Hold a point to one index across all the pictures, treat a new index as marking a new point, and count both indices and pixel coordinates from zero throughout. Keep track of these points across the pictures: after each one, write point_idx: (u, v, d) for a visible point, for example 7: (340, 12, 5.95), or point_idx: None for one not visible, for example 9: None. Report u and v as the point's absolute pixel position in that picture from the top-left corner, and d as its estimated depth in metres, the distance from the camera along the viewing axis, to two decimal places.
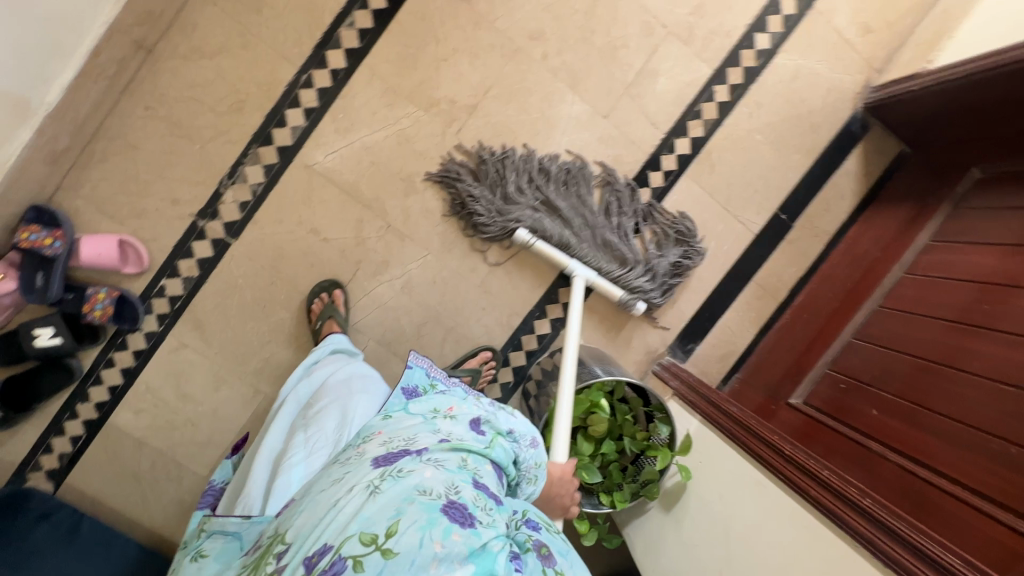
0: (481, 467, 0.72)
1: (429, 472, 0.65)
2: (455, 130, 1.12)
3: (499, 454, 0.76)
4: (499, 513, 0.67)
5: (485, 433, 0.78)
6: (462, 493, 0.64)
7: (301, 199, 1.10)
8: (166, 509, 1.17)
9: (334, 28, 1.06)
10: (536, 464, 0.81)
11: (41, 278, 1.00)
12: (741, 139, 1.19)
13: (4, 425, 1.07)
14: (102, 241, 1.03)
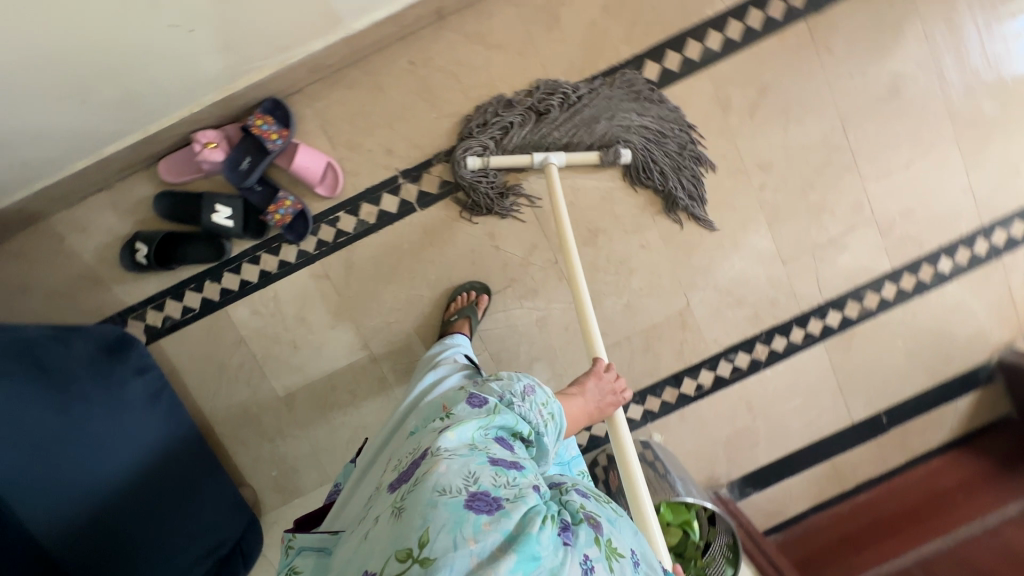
0: (494, 443, 0.74)
1: (444, 469, 0.66)
2: (654, 211, 1.17)
3: (509, 420, 0.78)
4: (523, 480, 0.69)
5: (483, 402, 0.80)
6: (482, 478, 0.65)
7: (495, 203, 1.14)
8: (228, 408, 1.18)
9: (602, 76, 1.11)
10: (550, 415, 0.83)
11: (248, 164, 1.03)
12: (884, 336, 1.25)
13: (138, 268, 1.09)
14: (313, 156, 1.06)
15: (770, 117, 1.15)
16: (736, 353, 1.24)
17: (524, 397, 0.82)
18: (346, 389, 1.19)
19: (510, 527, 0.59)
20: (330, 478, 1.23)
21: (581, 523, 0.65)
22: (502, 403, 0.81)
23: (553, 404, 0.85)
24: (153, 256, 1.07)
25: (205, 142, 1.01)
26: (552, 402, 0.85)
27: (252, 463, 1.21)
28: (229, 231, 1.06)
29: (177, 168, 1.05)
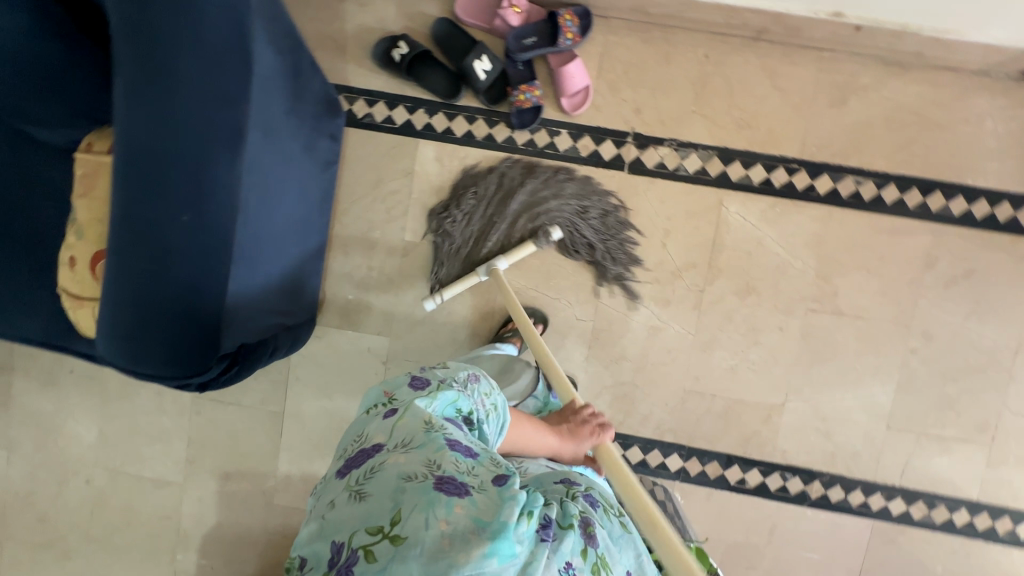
0: (449, 426, 0.65)
1: (401, 458, 0.59)
2: (810, 308, 1.18)
3: (451, 405, 0.68)
4: (485, 460, 0.61)
5: (424, 385, 0.70)
6: (444, 464, 0.58)
7: (690, 210, 1.17)
8: (357, 220, 1.21)
9: (848, 171, 1.14)
10: (491, 405, 0.72)
11: (529, 43, 1.10)
12: (929, 554, 1.21)
13: (382, 62, 1.14)
14: (579, 74, 1.12)
15: (961, 298, 1.16)
16: (793, 476, 1.22)
17: (465, 383, 0.72)
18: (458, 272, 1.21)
19: (482, 514, 0.53)
20: (389, 334, 1.23)
21: (571, 530, 0.60)
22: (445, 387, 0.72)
23: (497, 394, 0.74)
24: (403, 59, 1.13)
25: (511, 5, 1.09)
26: (496, 392, 0.74)
27: (339, 277, 1.22)
28: (476, 82, 1.11)
29: (470, 10, 1.13)
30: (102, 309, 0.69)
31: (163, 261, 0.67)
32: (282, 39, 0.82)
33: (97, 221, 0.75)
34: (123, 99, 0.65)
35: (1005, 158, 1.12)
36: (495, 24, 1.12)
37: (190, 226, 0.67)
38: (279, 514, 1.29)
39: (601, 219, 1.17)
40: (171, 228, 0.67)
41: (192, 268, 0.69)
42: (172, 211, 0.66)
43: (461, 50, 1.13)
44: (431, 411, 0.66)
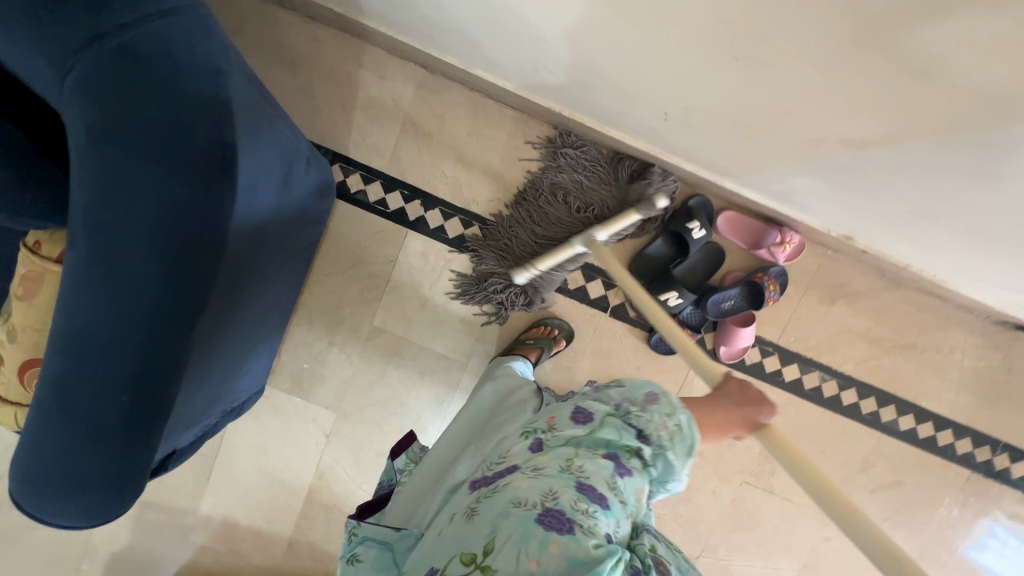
0: (598, 461, 0.61)
1: (524, 484, 0.59)
2: (747, 479, 1.22)
3: (617, 439, 0.64)
4: (605, 516, 0.56)
5: (589, 419, 0.67)
6: (564, 499, 0.56)
7: (660, 366, 1.16)
8: (328, 293, 1.16)
9: (817, 366, 1.16)
10: (675, 428, 0.63)
11: (722, 300, 1.08)
12: None
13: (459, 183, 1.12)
14: (746, 335, 1.11)
15: (885, 505, 1.21)
16: None
17: (644, 407, 0.66)
18: (419, 368, 1.19)
19: (578, 551, 0.51)
20: (338, 410, 1.21)
21: (650, 572, 0.53)
22: (617, 412, 0.67)
23: (682, 412, 0.64)
24: (684, 231, 1.04)
25: (784, 241, 1.06)
26: (684, 415, 0.63)
27: (297, 344, 1.18)
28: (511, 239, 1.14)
29: (734, 224, 1.08)
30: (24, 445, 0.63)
31: (97, 432, 0.60)
32: (278, 153, 0.76)
33: (34, 329, 0.69)
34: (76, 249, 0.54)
35: (962, 389, 1.16)
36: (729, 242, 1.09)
37: (130, 405, 0.60)
38: (191, 550, 1.29)
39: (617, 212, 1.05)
40: (116, 407, 0.60)
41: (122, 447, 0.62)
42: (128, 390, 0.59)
43: (662, 257, 1.10)
44: (580, 448, 0.63)
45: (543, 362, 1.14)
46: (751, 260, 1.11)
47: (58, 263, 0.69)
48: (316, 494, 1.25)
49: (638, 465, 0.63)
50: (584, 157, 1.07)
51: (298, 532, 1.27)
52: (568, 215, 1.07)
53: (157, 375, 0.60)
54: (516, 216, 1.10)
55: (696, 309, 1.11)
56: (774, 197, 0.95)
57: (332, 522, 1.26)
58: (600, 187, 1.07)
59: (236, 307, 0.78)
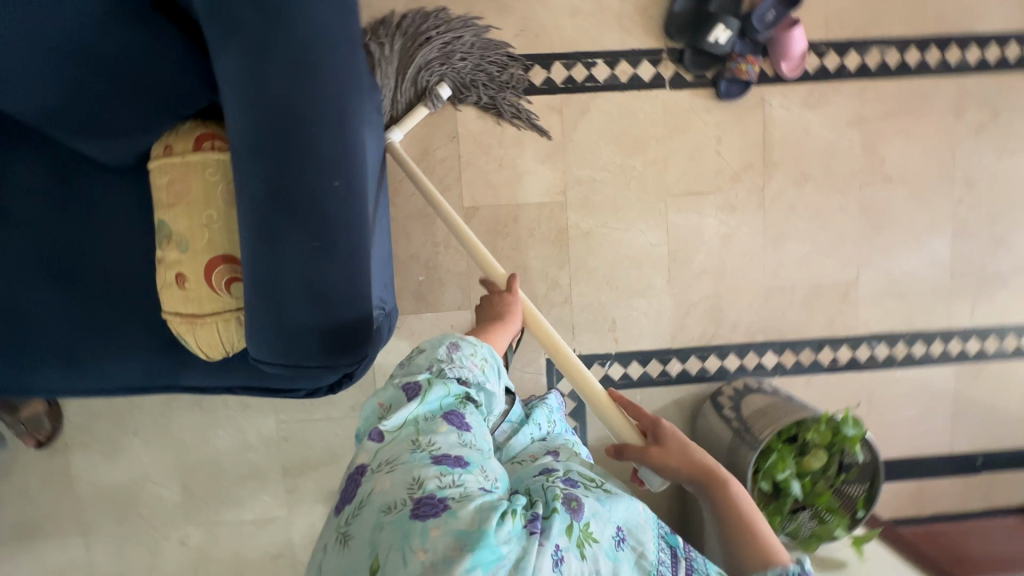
0: (440, 427, 0.65)
1: (385, 483, 0.60)
2: (864, 180, 1.22)
3: (447, 396, 0.68)
4: (471, 471, 0.62)
5: (417, 392, 0.68)
6: (428, 480, 0.59)
7: (735, 113, 1.18)
8: (412, 196, 1.15)
9: (873, 44, 1.18)
10: (483, 360, 0.73)
11: (764, 16, 1.10)
12: (1008, 383, 1.31)
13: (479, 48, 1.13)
14: (800, 38, 1.13)
15: (991, 140, 1.23)
16: (879, 343, 1.28)
17: (452, 357, 0.71)
18: (525, 227, 1.18)
19: (461, 523, 0.55)
20: (470, 306, 1.19)
21: (555, 512, 0.60)
22: (433, 375, 0.69)
23: (482, 346, 0.74)
24: None
25: None
26: (483, 346, 0.74)
27: (403, 260, 1.17)
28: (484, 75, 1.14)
29: None
30: (264, 323, 0.62)
31: (354, 262, 0.62)
32: None
33: (202, 226, 0.68)
34: (238, 53, 0.55)
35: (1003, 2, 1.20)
36: None
37: (341, 193, 0.60)
38: None
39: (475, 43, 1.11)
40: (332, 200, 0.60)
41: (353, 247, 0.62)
42: (339, 177, 0.60)
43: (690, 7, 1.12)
44: (418, 424, 0.66)
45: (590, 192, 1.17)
46: None
47: (195, 151, 0.68)
48: None
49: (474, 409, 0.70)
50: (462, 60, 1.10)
51: None
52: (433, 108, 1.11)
53: (351, 154, 0.61)
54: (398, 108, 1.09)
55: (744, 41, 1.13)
56: None
57: None
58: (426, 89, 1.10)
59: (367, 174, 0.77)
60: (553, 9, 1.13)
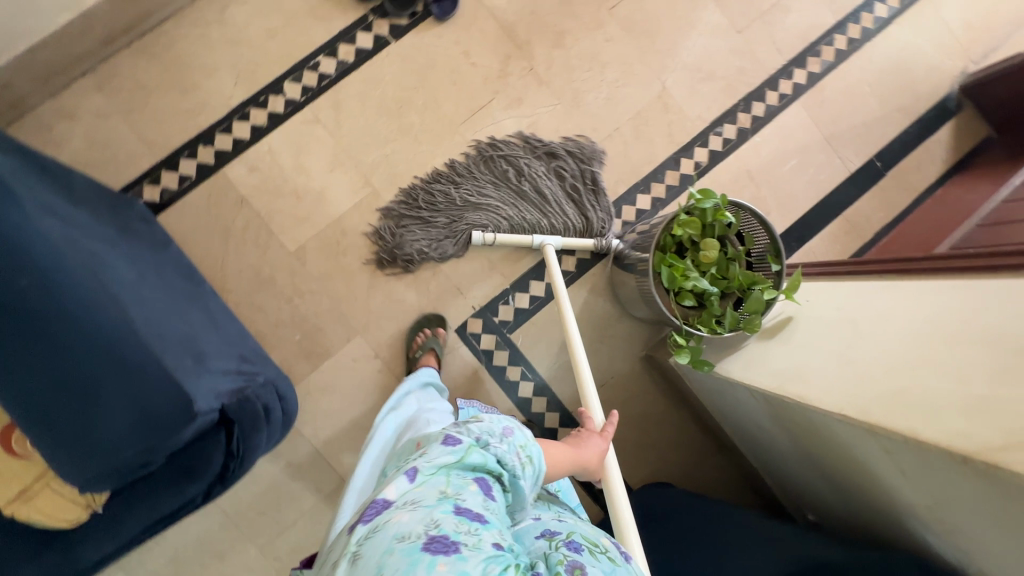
0: (470, 485, 0.57)
1: (404, 516, 0.52)
2: (609, 6, 1.25)
3: (485, 465, 0.59)
4: (491, 533, 0.53)
5: (458, 444, 0.60)
6: (446, 523, 0.51)
7: (463, 23, 1.20)
8: (240, 273, 1.13)
9: None
10: (528, 458, 0.62)
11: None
12: (852, 87, 1.33)
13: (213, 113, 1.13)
14: None
15: None
16: (722, 126, 1.28)
17: (503, 438, 0.62)
18: (356, 234, 1.17)
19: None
20: (357, 332, 1.16)
21: None
22: (479, 444, 0.61)
23: (534, 446, 0.64)
24: None
25: None
26: (534, 446, 0.63)
27: (271, 332, 1.14)
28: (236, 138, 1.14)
29: None
30: (63, 437, 0.60)
31: (102, 339, 0.62)
32: (22, 152, 0.80)
33: None
34: None
35: None
36: None
37: (37, 288, 0.59)
38: None
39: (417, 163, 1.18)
40: (42, 300, 0.59)
41: (88, 324, 0.61)
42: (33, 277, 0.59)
43: None
44: (450, 475, 0.57)
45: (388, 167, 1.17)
46: None
47: None
48: None
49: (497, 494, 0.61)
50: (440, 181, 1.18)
51: None
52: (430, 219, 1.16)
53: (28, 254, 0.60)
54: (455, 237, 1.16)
55: None
56: None
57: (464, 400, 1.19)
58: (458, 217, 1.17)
59: (114, 265, 0.78)
60: (252, 42, 1.14)
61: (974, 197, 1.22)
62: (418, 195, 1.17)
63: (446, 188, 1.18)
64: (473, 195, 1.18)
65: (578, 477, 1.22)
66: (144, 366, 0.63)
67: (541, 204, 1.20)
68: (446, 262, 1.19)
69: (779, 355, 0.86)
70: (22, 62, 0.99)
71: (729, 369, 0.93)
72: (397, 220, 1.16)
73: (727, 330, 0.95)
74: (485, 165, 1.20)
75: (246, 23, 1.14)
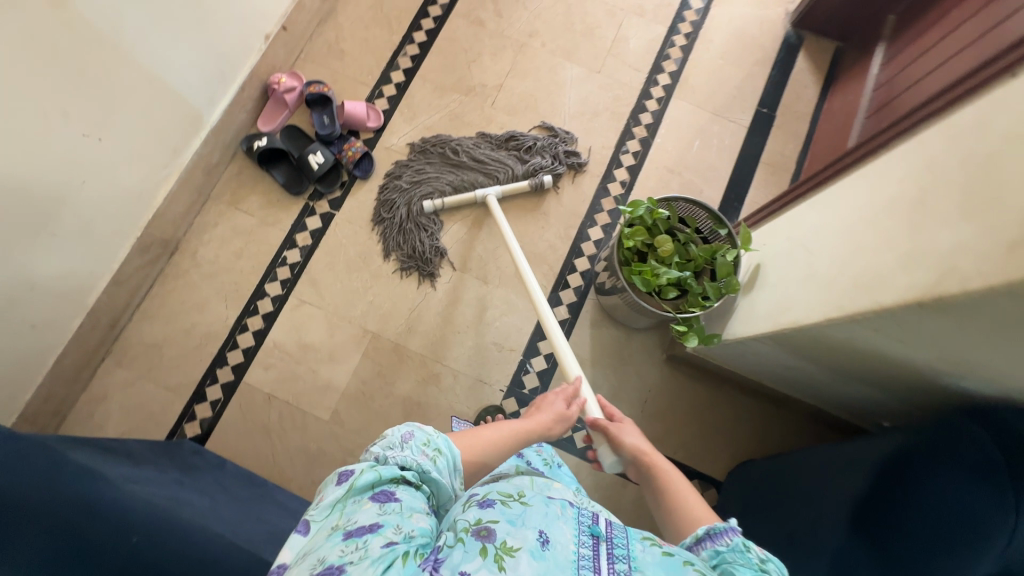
0: (363, 505, 0.59)
1: (294, 571, 0.54)
2: (490, 103, 1.47)
3: (378, 477, 0.62)
4: (385, 534, 0.56)
5: (347, 477, 0.61)
6: (331, 556, 0.54)
7: (384, 171, 1.40)
8: (293, 459, 1.21)
9: (395, 58, 1.48)
10: (437, 452, 0.68)
11: (322, 121, 1.38)
12: (709, 66, 1.54)
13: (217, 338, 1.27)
14: (356, 105, 1.40)
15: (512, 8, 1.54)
16: (626, 144, 1.46)
17: (404, 444, 0.66)
18: (375, 377, 1.27)
19: None
20: None
21: (462, 543, 0.57)
22: (377, 461, 0.64)
23: (439, 436, 0.70)
24: (263, 150, 1.32)
25: (278, 82, 1.37)
26: (439, 436, 0.69)
27: None
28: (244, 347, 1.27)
29: (270, 119, 1.39)
30: None
31: None
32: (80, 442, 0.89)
33: None
34: None
35: None
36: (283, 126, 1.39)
37: (146, 541, 0.64)
38: None
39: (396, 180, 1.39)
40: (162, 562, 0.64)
41: (204, 564, 0.69)
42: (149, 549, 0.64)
43: (289, 169, 1.36)
44: (342, 509, 0.59)
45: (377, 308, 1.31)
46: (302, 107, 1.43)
47: None
48: None
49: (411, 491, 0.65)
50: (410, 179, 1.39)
51: None
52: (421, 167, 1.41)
53: (133, 532, 0.65)
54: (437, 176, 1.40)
55: (336, 144, 1.38)
56: (220, 82, 1.26)
57: None
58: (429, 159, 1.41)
59: (188, 502, 0.84)
60: (227, 267, 1.32)
61: (853, 97, 1.38)
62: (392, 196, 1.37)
63: (412, 167, 1.40)
64: (437, 178, 1.39)
65: None
66: (255, 573, 0.74)
67: (481, 166, 1.40)
68: (460, 363, 1.29)
69: (765, 298, 0.94)
70: (54, 372, 1.14)
71: (734, 331, 1.00)
72: (379, 204, 1.37)
73: (715, 300, 1.04)
74: (437, 151, 1.41)
75: (216, 255, 1.32)
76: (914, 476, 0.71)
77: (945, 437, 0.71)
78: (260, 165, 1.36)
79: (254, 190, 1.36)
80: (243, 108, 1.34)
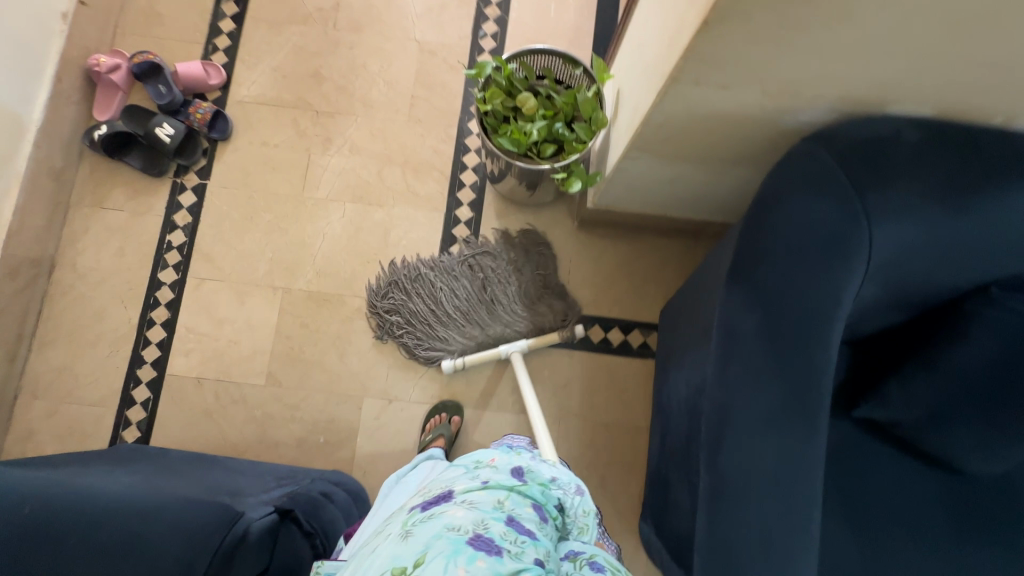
0: (528, 507, 0.66)
1: (462, 513, 0.62)
2: (332, 26, 1.38)
3: (544, 491, 0.70)
4: (535, 545, 0.62)
5: (523, 477, 0.70)
6: (494, 527, 0.61)
7: (244, 126, 1.32)
8: (242, 431, 1.20)
9: (218, 6, 1.37)
10: (580, 523, 0.73)
11: (159, 91, 1.29)
12: None
13: (126, 340, 1.22)
14: (190, 64, 1.30)
15: None
16: (482, 28, 1.39)
17: (572, 490, 0.72)
18: (298, 329, 1.24)
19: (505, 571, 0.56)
20: (361, 396, 1.22)
21: None
22: (547, 483, 0.70)
23: (587, 508, 0.73)
24: (106, 138, 1.24)
25: (97, 62, 1.27)
26: (592, 510, 0.74)
27: (300, 452, 1.19)
28: (158, 340, 1.23)
29: (105, 106, 1.29)
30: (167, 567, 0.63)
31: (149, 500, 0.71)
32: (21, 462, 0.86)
33: None
34: None
35: None
36: (120, 109, 1.30)
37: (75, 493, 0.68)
38: None
39: (418, 299, 1.23)
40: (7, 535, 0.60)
41: (78, 524, 0.63)
42: (2, 519, 0.61)
43: (142, 151, 1.28)
44: (507, 497, 0.66)
45: (280, 264, 1.27)
46: (135, 85, 1.33)
47: None
48: (457, 394, 1.22)
49: (554, 522, 0.71)
50: (419, 282, 1.25)
51: (507, 402, 1.22)
52: (422, 284, 1.25)
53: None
54: (426, 324, 1.22)
55: (182, 111, 1.30)
56: (28, 76, 1.16)
57: (481, 371, 1.23)
58: (427, 290, 1.24)
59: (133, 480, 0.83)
60: (113, 269, 1.25)
61: None
62: (390, 293, 1.24)
63: (418, 268, 1.26)
64: (442, 297, 1.23)
65: (615, 350, 1.26)
66: (155, 519, 0.67)
67: (490, 313, 1.23)
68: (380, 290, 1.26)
69: (623, 114, 0.92)
70: None
71: (610, 162, 0.99)
72: (381, 322, 1.23)
73: (587, 140, 1.02)
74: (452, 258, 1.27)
75: (98, 260, 1.26)
76: (772, 192, 0.69)
77: (782, 165, 0.70)
78: (111, 156, 1.27)
79: (115, 184, 1.28)
80: (69, 101, 1.24)
